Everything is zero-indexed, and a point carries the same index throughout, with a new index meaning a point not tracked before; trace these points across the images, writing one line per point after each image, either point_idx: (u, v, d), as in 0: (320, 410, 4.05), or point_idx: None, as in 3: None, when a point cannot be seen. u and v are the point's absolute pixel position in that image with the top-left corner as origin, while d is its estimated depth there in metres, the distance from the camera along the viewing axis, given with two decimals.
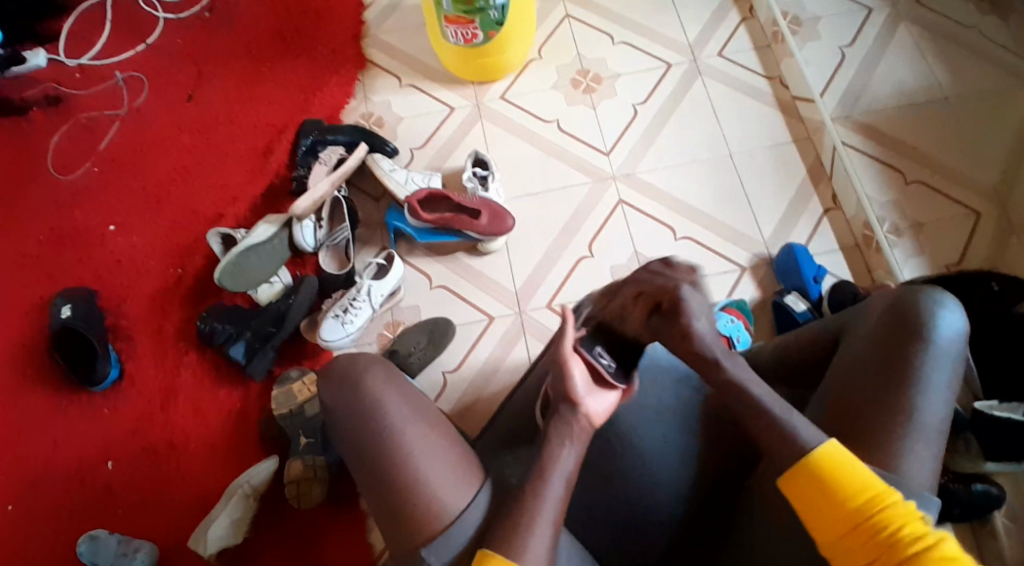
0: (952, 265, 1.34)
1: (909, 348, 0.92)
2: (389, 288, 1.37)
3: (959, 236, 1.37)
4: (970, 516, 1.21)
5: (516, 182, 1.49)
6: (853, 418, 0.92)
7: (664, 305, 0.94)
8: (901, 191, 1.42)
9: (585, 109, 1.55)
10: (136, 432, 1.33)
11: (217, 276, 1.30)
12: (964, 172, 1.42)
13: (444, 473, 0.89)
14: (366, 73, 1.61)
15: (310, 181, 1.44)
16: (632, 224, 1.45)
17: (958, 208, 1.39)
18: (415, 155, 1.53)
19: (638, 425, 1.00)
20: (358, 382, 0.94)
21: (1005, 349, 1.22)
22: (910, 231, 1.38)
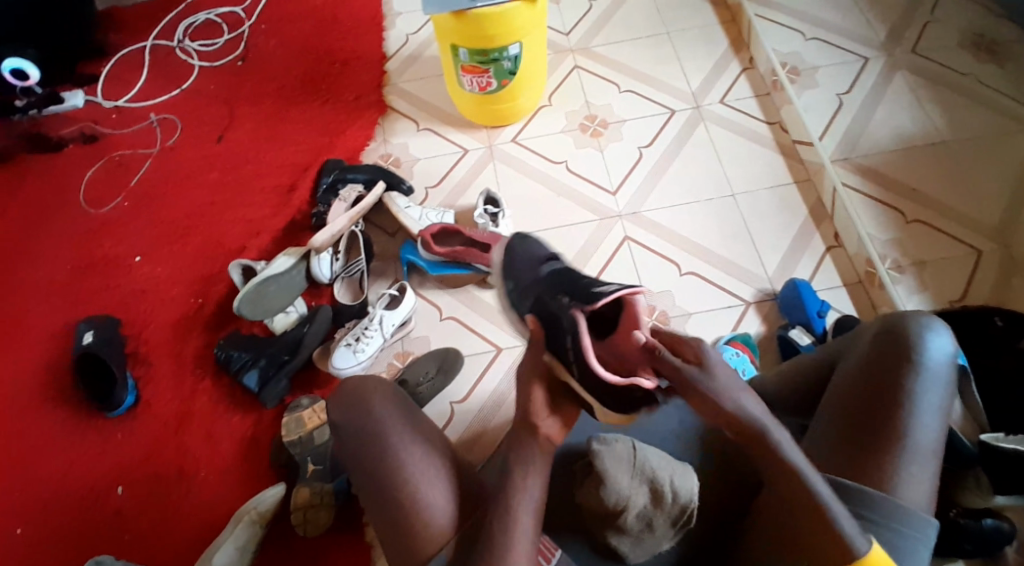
0: (956, 301, 1.37)
1: (902, 369, 0.94)
2: (401, 318, 1.39)
3: (960, 273, 1.40)
4: (982, 552, 1.20)
5: (527, 219, 1.54)
6: (847, 441, 0.93)
7: (659, 510, 0.95)
8: (903, 229, 1.45)
9: (593, 151, 1.61)
10: (147, 457, 1.36)
11: (236, 303, 1.32)
12: (964, 211, 1.45)
13: (441, 495, 0.92)
14: (386, 117, 1.68)
15: (329, 215, 1.49)
16: (639, 260, 1.49)
17: (958, 246, 1.42)
18: (431, 193, 1.58)
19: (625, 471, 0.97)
20: (365, 402, 0.98)
21: (1004, 377, 1.23)
22: (912, 268, 1.41)
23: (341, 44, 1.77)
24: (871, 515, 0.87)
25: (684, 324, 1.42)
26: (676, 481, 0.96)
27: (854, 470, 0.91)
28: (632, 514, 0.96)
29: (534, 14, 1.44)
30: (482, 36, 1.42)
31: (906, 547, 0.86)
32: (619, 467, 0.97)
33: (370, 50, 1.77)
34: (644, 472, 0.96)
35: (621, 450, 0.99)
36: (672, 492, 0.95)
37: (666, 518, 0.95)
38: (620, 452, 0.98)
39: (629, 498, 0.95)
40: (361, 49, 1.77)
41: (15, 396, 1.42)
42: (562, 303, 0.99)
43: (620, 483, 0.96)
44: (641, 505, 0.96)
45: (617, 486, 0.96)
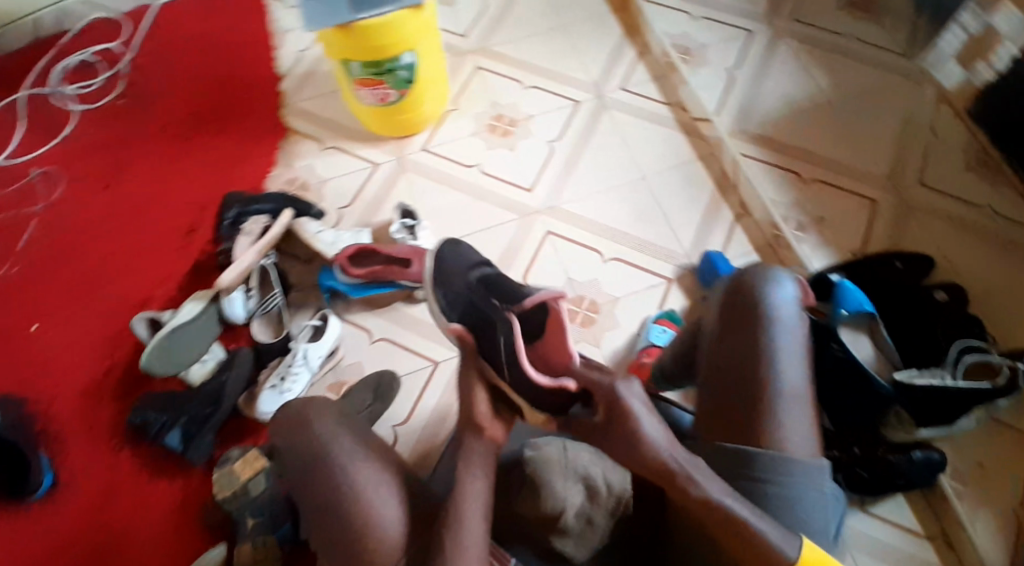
0: (857, 251, 1.42)
1: (752, 324, 0.95)
2: (327, 348, 1.36)
3: (859, 223, 1.45)
4: (916, 484, 1.25)
5: (445, 228, 1.53)
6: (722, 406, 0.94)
7: (597, 509, 0.99)
8: (801, 190, 1.49)
9: (504, 151, 1.61)
10: (76, 534, 1.28)
11: (144, 361, 1.29)
12: (855, 165, 1.50)
13: (393, 528, 0.89)
14: (287, 141, 1.63)
15: (234, 251, 1.42)
16: (562, 254, 1.49)
17: (857, 199, 1.47)
18: (343, 214, 1.55)
19: (555, 476, 1.02)
20: (308, 426, 0.95)
21: (911, 320, 1.30)
22: (812, 225, 1.45)
23: (229, 71, 1.71)
24: (761, 475, 0.87)
25: (613, 309, 1.44)
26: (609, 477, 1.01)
27: (738, 433, 0.91)
28: (571, 516, 0.98)
29: (423, 19, 1.41)
30: (371, 48, 1.38)
31: (802, 496, 0.87)
32: (552, 469, 1.02)
33: (259, 74, 1.71)
34: (576, 473, 1.01)
35: (551, 453, 1.05)
36: (606, 489, 1.00)
37: (605, 513, 0.98)
38: (552, 458, 1.04)
39: (568, 501, 0.98)
40: (250, 74, 1.71)
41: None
42: (490, 305, 1.06)
43: (557, 485, 1.00)
44: (579, 505, 0.99)
45: (556, 489, 0.99)
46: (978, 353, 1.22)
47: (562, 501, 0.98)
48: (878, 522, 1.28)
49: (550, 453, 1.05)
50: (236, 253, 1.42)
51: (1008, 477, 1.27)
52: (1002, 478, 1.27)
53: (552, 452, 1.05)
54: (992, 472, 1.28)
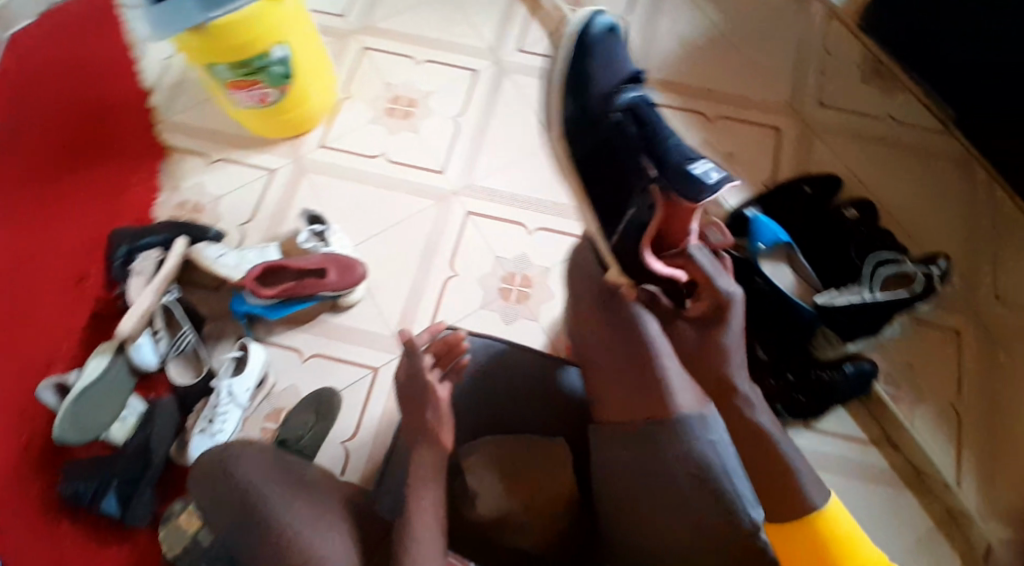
0: (767, 181, 1.42)
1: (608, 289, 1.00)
2: (253, 379, 1.31)
3: (766, 153, 1.45)
4: (851, 396, 1.28)
5: (359, 226, 1.47)
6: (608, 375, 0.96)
7: (543, 499, 0.96)
8: (707, 127, 1.47)
9: (409, 135, 1.55)
10: None
11: (58, 432, 1.24)
12: (756, 94, 1.49)
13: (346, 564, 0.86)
14: (170, 161, 1.54)
15: (129, 293, 1.34)
16: (485, 233, 1.45)
17: (762, 130, 1.46)
18: (246, 229, 1.48)
19: (494, 473, 0.97)
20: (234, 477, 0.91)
21: (831, 243, 1.31)
22: (723, 160, 1.44)
23: (95, 94, 1.59)
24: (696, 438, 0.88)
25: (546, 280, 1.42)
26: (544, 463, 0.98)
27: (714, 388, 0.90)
28: (518, 513, 0.95)
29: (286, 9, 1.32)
30: (234, 47, 1.29)
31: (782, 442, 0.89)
32: (483, 472, 0.98)
33: (130, 94, 1.60)
34: (514, 471, 0.97)
35: (486, 450, 1.00)
36: (543, 475, 0.97)
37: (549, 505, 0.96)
38: (494, 459, 0.99)
39: (509, 499, 0.95)
40: (121, 95, 1.59)
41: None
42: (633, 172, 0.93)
43: (491, 493, 0.96)
44: (522, 501, 0.96)
45: (489, 493, 0.96)
46: (892, 264, 1.24)
47: (507, 499, 0.95)
48: (823, 437, 1.29)
49: (484, 454, 1.00)
50: (132, 294, 1.34)
51: (935, 372, 1.32)
52: (933, 374, 1.32)
53: (486, 452, 1.00)
54: (923, 371, 1.32)
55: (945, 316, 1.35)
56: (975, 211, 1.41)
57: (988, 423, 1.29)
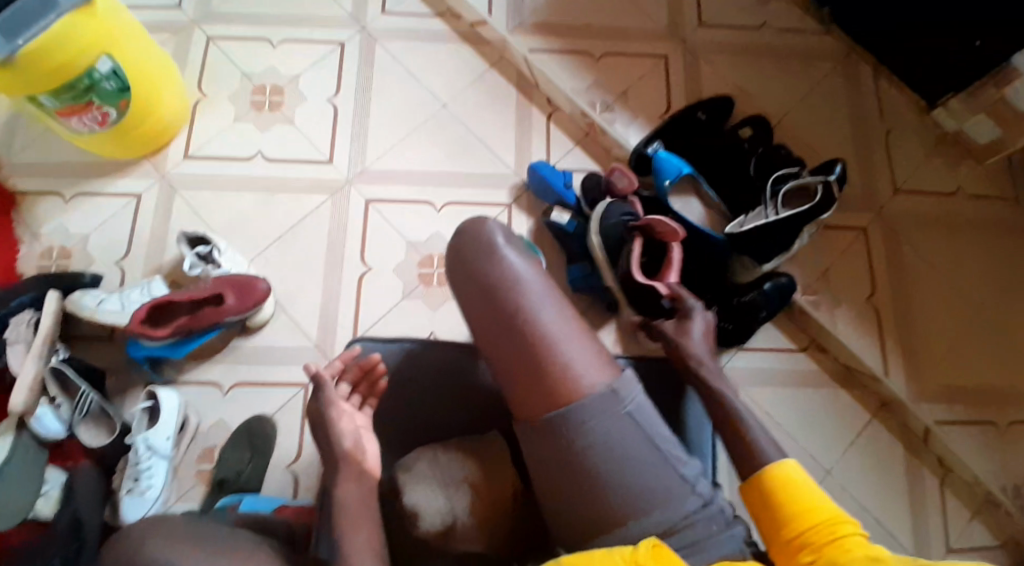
0: (663, 114, 1.42)
1: (494, 292, 0.90)
2: (172, 427, 1.23)
3: (657, 84, 1.43)
4: (772, 313, 1.24)
5: (253, 238, 1.37)
6: (533, 381, 0.87)
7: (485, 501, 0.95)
8: (594, 68, 1.44)
9: (284, 127, 1.44)
10: None
11: None
12: (636, 25, 1.47)
13: None
14: (23, 207, 1.40)
15: (10, 365, 1.23)
16: (390, 219, 1.37)
17: (646, 59, 1.45)
18: (127, 266, 1.37)
19: (434, 484, 0.95)
20: (146, 558, 0.79)
21: (729, 165, 1.30)
22: (618, 102, 1.42)
23: None
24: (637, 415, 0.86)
25: None
26: (483, 466, 0.96)
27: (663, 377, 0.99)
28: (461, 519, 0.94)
29: (101, 18, 1.18)
30: (49, 72, 1.15)
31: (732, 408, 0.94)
32: (422, 487, 0.94)
33: None
34: (456, 480, 0.95)
35: (422, 457, 0.97)
36: (480, 476, 0.95)
37: (496, 508, 0.95)
38: (433, 471, 0.96)
39: (449, 510, 0.94)
40: None
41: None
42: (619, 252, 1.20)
43: (434, 508, 0.94)
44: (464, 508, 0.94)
45: (431, 508, 0.94)
46: (789, 179, 1.23)
47: (448, 508, 0.94)
48: (756, 354, 1.29)
49: (419, 462, 0.97)
50: (14, 366, 1.23)
51: (847, 273, 1.33)
52: (845, 277, 1.33)
53: (420, 463, 0.96)
54: (838, 275, 1.33)
55: (847, 213, 1.36)
56: (863, 102, 1.43)
57: (905, 313, 1.31)
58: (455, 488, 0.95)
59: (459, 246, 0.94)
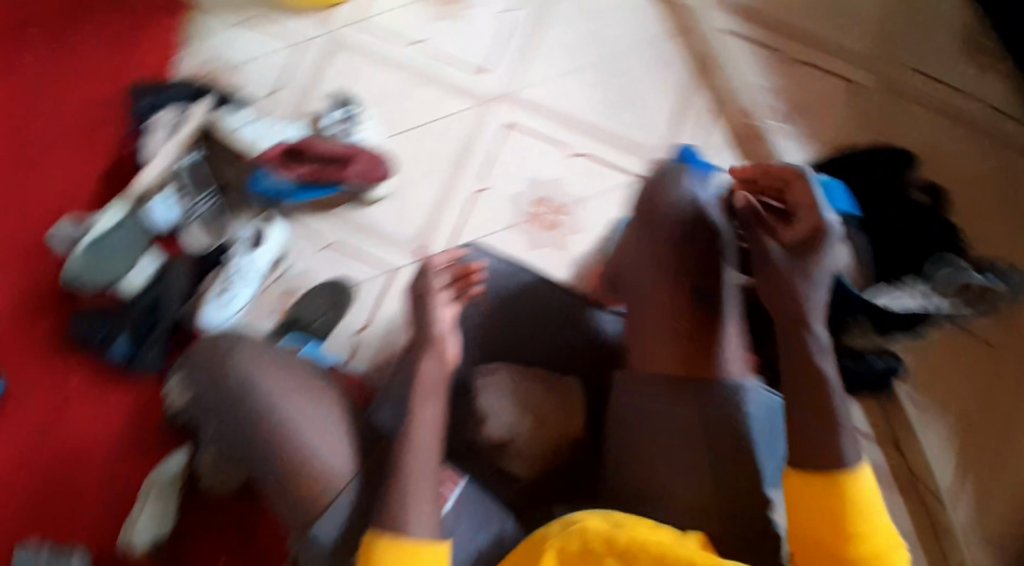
0: (836, 144, 1.33)
1: (663, 245, 0.94)
2: (272, 254, 1.29)
3: (838, 110, 1.36)
4: (867, 387, 1.21)
5: (393, 118, 1.39)
6: (662, 329, 0.91)
7: (541, 434, 0.97)
8: (780, 70, 1.39)
9: (453, 24, 1.44)
10: (27, 453, 1.22)
11: (69, 270, 1.22)
12: (837, 41, 1.39)
13: (333, 441, 0.88)
14: (192, 20, 1.44)
15: (148, 150, 1.30)
16: (522, 149, 1.37)
17: (834, 80, 1.38)
18: (270, 103, 1.40)
19: (507, 399, 0.99)
20: (229, 364, 0.93)
21: (887, 216, 1.19)
22: (792, 112, 1.36)
23: None
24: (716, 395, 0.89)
25: (580, 211, 1.35)
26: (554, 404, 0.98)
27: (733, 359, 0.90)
28: (518, 441, 0.97)
29: None
30: None
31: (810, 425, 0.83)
32: (484, 382, 1.01)
33: None
34: (509, 395, 0.99)
35: (506, 370, 1.02)
36: (550, 406, 0.98)
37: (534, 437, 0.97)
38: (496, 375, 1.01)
39: (506, 430, 0.97)
40: None
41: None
42: None
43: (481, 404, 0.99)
44: (524, 433, 0.97)
45: (498, 419, 0.97)
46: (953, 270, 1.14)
47: (507, 426, 0.97)
48: None
49: (501, 375, 1.01)
50: (150, 152, 1.30)
51: (967, 381, 1.22)
52: (956, 381, 1.22)
53: (502, 375, 1.01)
54: (947, 375, 1.22)
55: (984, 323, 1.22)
56: None
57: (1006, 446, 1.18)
58: (506, 413, 0.97)
59: (645, 194, 0.99)
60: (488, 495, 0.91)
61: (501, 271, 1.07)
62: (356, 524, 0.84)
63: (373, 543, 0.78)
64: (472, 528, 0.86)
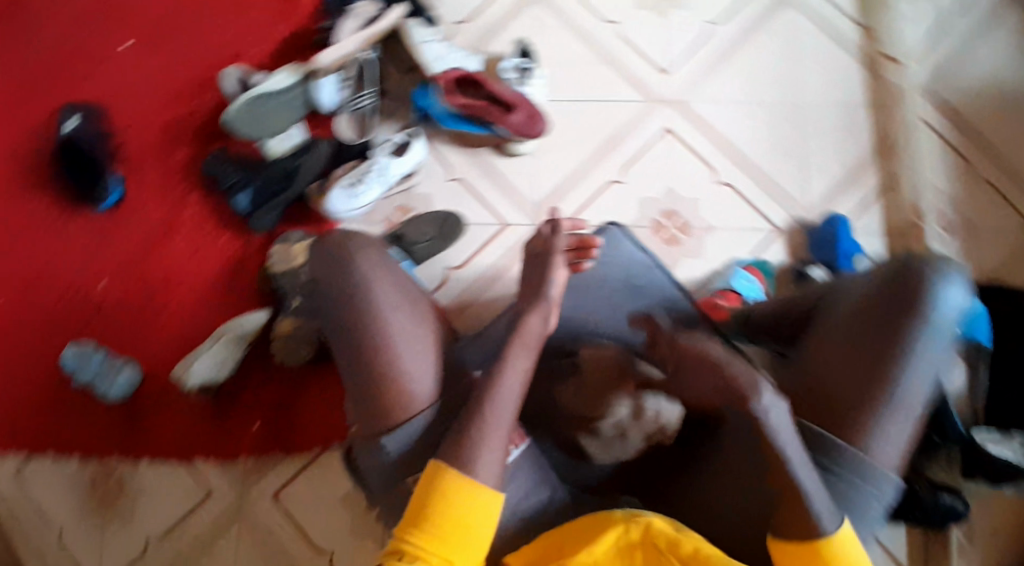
0: (988, 273, 1.29)
1: (889, 316, 0.87)
2: (406, 169, 1.31)
3: (1001, 242, 1.31)
4: (926, 522, 1.16)
5: (565, 84, 1.38)
6: (836, 388, 0.87)
7: (637, 434, 1.04)
8: (962, 181, 1.34)
9: (655, 16, 1.41)
10: (131, 261, 1.31)
11: (229, 116, 1.26)
12: None
13: (424, 366, 0.91)
14: None
15: (338, 33, 1.34)
16: (675, 158, 1.35)
17: (1010, 212, 1.32)
18: (458, 29, 1.39)
19: (605, 359, 1.08)
20: (349, 261, 0.94)
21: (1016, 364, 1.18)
22: (958, 227, 1.31)
23: None
24: (837, 468, 0.85)
25: (703, 239, 1.31)
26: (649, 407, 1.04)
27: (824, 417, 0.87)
28: (603, 422, 1.05)
29: None
30: None
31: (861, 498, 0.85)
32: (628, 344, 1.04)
33: None
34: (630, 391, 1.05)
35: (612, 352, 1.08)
36: (644, 404, 1.04)
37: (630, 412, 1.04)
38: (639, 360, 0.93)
39: (609, 409, 1.05)
40: None
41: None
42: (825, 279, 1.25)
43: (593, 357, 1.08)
44: (621, 416, 1.05)
45: (597, 383, 1.06)
46: None
47: (600, 401, 1.06)
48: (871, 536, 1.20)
49: (610, 357, 1.08)
50: (338, 35, 1.34)
51: (1011, 551, 1.20)
52: (1007, 542, 1.20)
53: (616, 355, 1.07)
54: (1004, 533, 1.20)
55: None
56: None
57: None
58: (613, 394, 1.06)
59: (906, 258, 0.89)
60: (545, 465, 0.95)
61: (629, 258, 1.14)
62: (421, 449, 0.89)
63: (434, 472, 0.82)
64: (519, 492, 0.90)
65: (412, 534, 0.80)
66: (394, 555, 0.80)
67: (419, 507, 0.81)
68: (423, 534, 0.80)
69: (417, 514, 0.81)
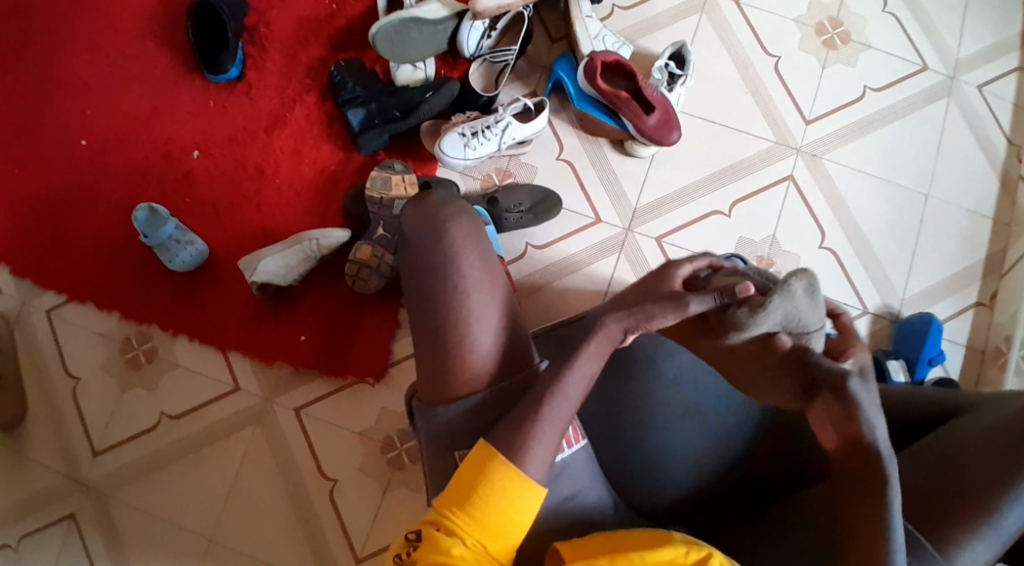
0: None
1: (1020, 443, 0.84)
2: (525, 136, 1.27)
3: None
4: None
5: (704, 101, 1.35)
6: (938, 492, 0.85)
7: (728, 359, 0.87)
8: None
9: (814, 65, 1.37)
10: (231, 140, 1.29)
11: (376, 30, 1.24)
12: None
13: (491, 348, 0.86)
14: None
15: None
16: (788, 207, 1.32)
17: None
18: (615, 14, 1.36)
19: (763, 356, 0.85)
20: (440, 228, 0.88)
21: None
22: None
23: None
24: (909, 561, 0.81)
25: None
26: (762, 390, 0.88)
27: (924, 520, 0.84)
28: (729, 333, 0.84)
29: None
30: None
31: None
32: (808, 330, 0.83)
33: None
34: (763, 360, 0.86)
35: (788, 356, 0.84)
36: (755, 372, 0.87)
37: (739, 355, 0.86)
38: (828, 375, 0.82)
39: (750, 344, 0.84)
40: None
41: (109, 10, 1.32)
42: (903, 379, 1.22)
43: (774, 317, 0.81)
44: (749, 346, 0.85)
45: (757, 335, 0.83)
46: None
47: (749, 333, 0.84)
48: None
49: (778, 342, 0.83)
50: None
51: None
52: None
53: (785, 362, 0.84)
54: None
55: None
56: None
57: None
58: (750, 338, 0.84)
59: None
60: (598, 470, 0.91)
61: None
62: (467, 429, 0.85)
63: (485, 455, 0.79)
64: (567, 492, 0.87)
65: (453, 511, 0.78)
66: (431, 525, 0.78)
67: (465, 484, 0.78)
68: (465, 515, 0.77)
69: (462, 492, 0.78)
